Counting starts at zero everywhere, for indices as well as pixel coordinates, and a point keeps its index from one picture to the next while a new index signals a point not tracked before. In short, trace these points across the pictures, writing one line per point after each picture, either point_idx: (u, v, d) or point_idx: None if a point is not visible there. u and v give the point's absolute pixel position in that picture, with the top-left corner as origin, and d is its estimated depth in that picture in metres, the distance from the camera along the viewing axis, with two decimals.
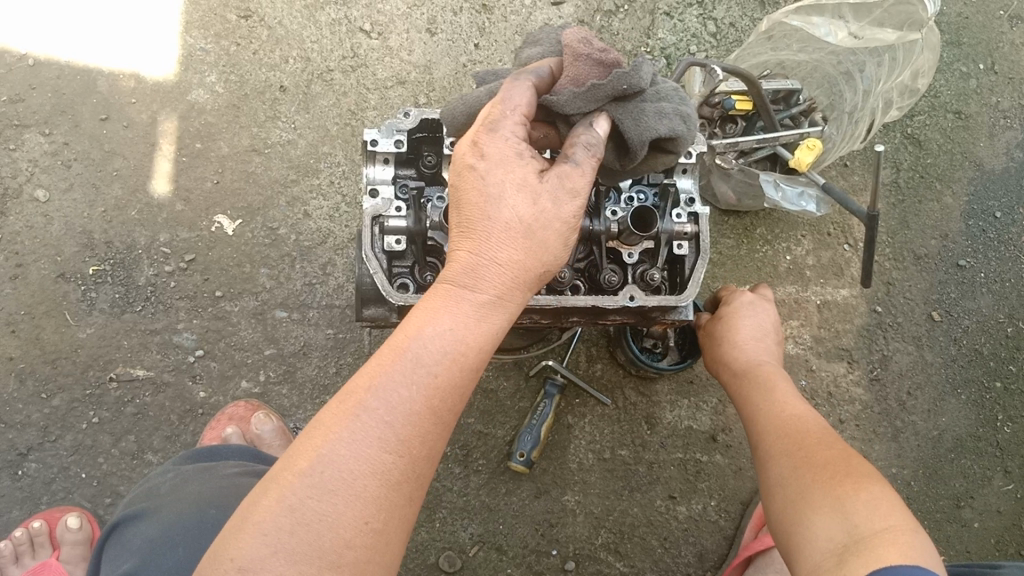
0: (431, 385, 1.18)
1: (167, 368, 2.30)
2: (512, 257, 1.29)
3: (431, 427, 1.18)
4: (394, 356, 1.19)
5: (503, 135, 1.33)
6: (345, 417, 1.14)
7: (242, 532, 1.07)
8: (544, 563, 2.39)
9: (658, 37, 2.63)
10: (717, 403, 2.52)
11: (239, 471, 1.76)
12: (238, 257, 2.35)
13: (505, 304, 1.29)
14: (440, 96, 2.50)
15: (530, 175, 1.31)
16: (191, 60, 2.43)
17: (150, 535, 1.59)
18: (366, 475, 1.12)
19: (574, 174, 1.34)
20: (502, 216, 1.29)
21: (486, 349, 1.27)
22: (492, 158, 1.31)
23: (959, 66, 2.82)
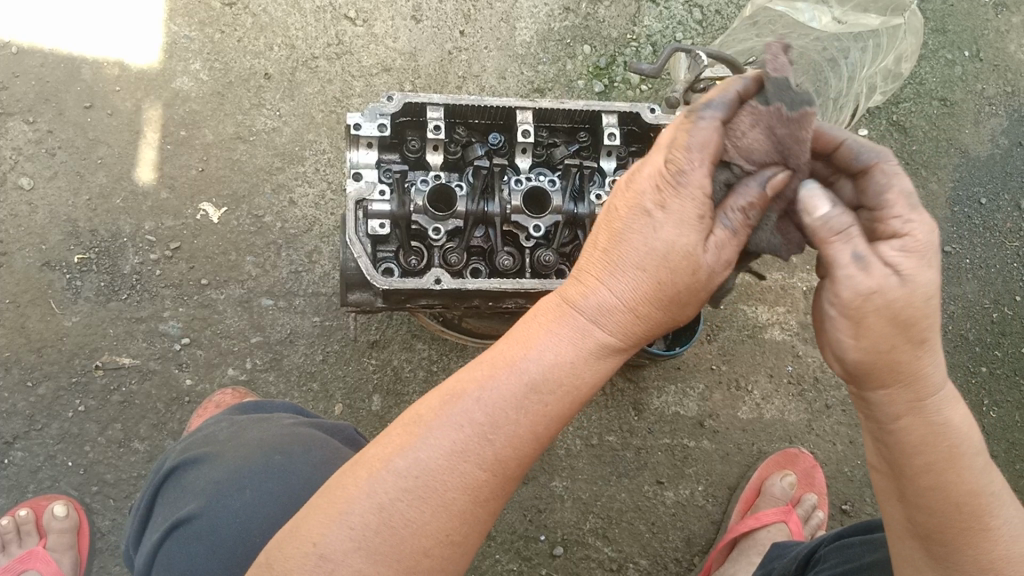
0: (539, 410, 1.12)
1: (153, 356, 2.30)
2: (635, 293, 1.16)
3: (531, 448, 1.13)
4: (506, 368, 1.14)
5: (685, 182, 1.13)
6: (445, 418, 1.12)
7: (326, 512, 1.09)
8: (532, 548, 2.39)
9: (644, 24, 2.63)
10: (703, 389, 2.53)
11: (295, 422, 1.71)
12: (224, 245, 2.35)
13: (627, 341, 1.20)
14: (426, 84, 2.50)
15: (692, 214, 1.13)
16: (176, 48, 2.43)
17: (214, 476, 1.53)
18: (457, 487, 1.10)
19: (727, 242, 1.15)
20: (636, 245, 1.16)
21: (601, 379, 1.20)
22: (669, 205, 1.14)
23: (944, 53, 2.83)
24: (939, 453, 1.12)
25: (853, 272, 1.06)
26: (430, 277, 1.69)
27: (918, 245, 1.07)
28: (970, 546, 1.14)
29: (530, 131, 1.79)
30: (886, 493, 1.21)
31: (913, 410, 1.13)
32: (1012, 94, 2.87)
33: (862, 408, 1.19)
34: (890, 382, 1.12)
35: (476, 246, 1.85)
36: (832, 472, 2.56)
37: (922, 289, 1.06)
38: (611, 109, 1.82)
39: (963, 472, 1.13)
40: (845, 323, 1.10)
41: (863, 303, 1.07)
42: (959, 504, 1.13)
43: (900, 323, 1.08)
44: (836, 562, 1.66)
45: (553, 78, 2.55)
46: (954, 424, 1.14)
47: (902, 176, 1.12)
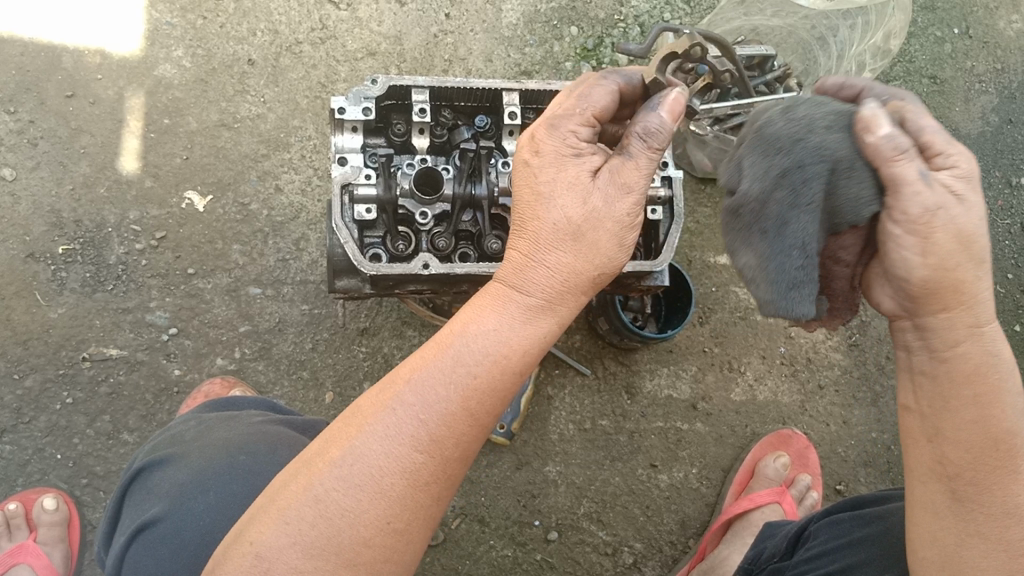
0: (470, 387, 1.16)
1: (141, 347, 2.27)
2: (561, 267, 1.23)
3: (465, 428, 1.16)
4: (435, 353, 1.18)
5: (563, 132, 1.28)
6: (378, 407, 1.16)
7: (269, 515, 1.12)
8: (526, 533, 2.38)
9: (630, 5, 2.62)
10: (695, 371, 2.52)
11: (264, 418, 1.69)
12: (210, 234, 2.33)
13: (552, 310, 1.24)
14: (412, 68, 2.48)
15: (584, 174, 1.25)
16: (158, 35, 2.40)
17: (177, 478, 1.52)
18: (393, 472, 1.13)
19: (628, 168, 1.25)
20: (552, 218, 1.24)
21: (533, 356, 1.23)
22: (545, 150, 1.28)
23: (934, 30, 2.82)
24: (987, 385, 1.20)
25: (927, 185, 1.14)
26: (418, 262, 1.68)
27: (964, 174, 1.18)
28: (1000, 487, 1.19)
29: (517, 113, 1.78)
30: (917, 435, 1.26)
31: (972, 335, 1.21)
32: (1002, 72, 2.86)
33: (915, 341, 1.26)
34: (953, 306, 1.19)
35: (465, 230, 1.83)
36: (826, 452, 2.55)
37: (973, 210, 1.16)
38: None
39: (1006, 409, 1.19)
40: (909, 238, 1.16)
41: (931, 220, 1.14)
42: (997, 441, 1.19)
43: (967, 240, 1.16)
44: (827, 538, 1.66)
45: (540, 60, 2.53)
46: (1004, 360, 1.22)
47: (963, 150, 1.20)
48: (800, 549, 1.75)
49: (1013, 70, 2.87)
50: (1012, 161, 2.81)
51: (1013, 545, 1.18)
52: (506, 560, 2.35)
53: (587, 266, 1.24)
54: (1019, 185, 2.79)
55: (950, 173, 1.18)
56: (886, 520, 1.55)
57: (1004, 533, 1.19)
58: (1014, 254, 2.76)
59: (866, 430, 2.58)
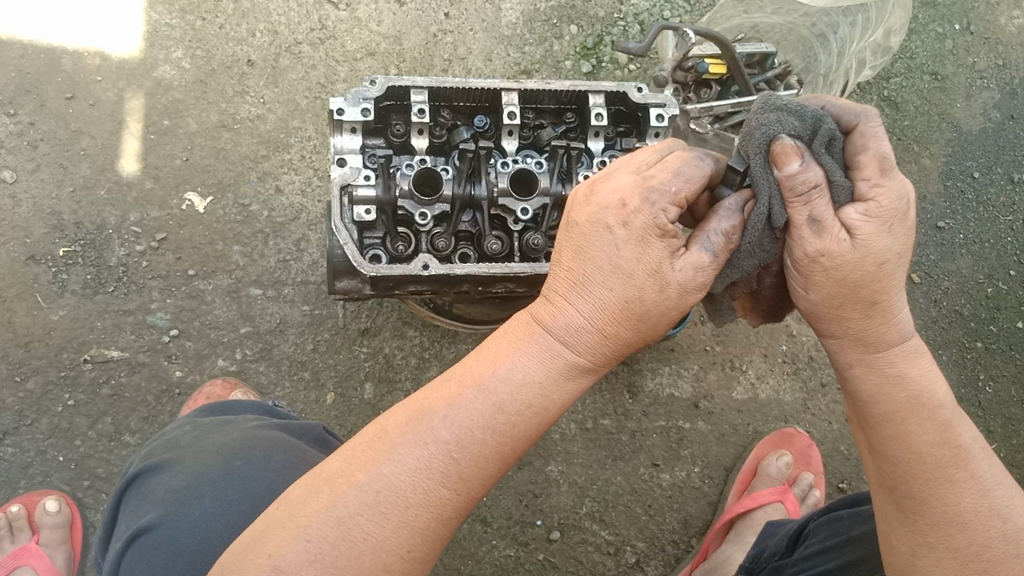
0: (507, 431, 1.18)
1: (142, 349, 2.27)
2: (604, 317, 1.22)
3: (491, 469, 1.19)
4: (472, 391, 1.19)
5: (654, 208, 1.20)
6: (409, 440, 1.16)
7: (288, 529, 1.12)
8: (529, 533, 2.37)
9: (630, 3, 2.62)
10: (697, 369, 2.52)
11: (261, 423, 1.68)
12: (210, 235, 2.33)
13: (591, 363, 1.25)
14: (411, 68, 2.48)
15: (658, 255, 1.19)
16: (157, 36, 2.40)
17: (173, 484, 1.52)
18: (418, 504, 1.15)
19: (705, 265, 1.21)
20: (607, 278, 1.21)
21: (562, 406, 1.24)
22: (626, 218, 1.20)
23: (935, 26, 2.81)
24: (896, 404, 1.22)
25: (814, 230, 1.17)
26: (418, 263, 1.68)
27: (880, 209, 1.16)
28: (937, 499, 1.21)
29: (516, 113, 1.77)
30: (863, 448, 1.30)
31: (869, 360, 1.24)
32: (1003, 68, 2.85)
33: (830, 360, 1.30)
34: (847, 334, 1.24)
35: (464, 230, 1.83)
36: (828, 450, 2.55)
37: (874, 253, 1.16)
38: (597, 88, 1.80)
39: (925, 424, 1.21)
40: (799, 276, 1.22)
41: (813, 263, 1.18)
42: (923, 455, 1.20)
43: (860, 280, 1.17)
44: (826, 535, 1.66)
45: (540, 59, 2.53)
46: (914, 377, 1.22)
47: (882, 141, 1.21)
48: (800, 546, 1.74)
49: (1014, 66, 2.86)
50: (1013, 157, 2.80)
51: (959, 553, 1.21)
52: (509, 560, 2.35)
53: (634, 325, 1.23)
54: (1021, 182, 2.79)
55: (863, 209, 1.17)
56: None
57: (950, 542, 1.21)
58: (1016, 250, 2.75)
59: None
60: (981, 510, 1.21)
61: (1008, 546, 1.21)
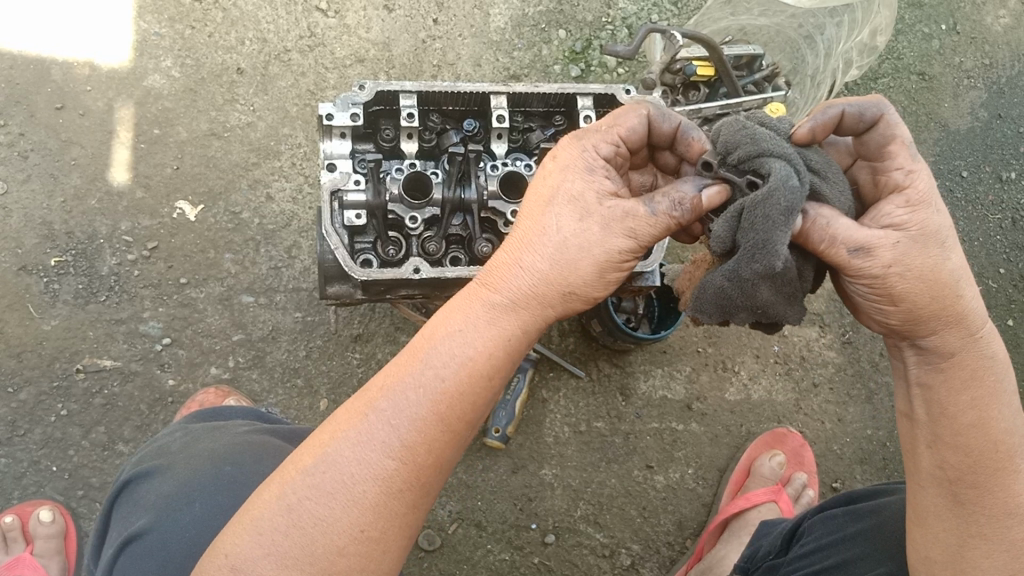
0: (439, 392, 1.18)
1: (134, 358, 2.27)
2: (540, 273, 1.23)
3: (438, 435, 1.18)
4: (410, 361, 1.20)
5: (585, 147, 1.31)
6: (354, 419, 1.19)
7: (244, 523, 1.17)
8: (523, 537, 2.37)
9: (618, 6, 2.63)
10: (690, 371, 2.53)
11: (251, 428, 1.69)
12: (202, 243, 2.33)
13: (530, 314, 1.24)
14: (401, 74, 2.49)
15: (589, 194, 1.26)
16: (146, 46, 2.40)
17: (164, 490, 1.51)
18: (364, 481, 1.16)
19: (639, 216, 1.23)
20: (546, 233, 1.24)
21: (507, 359, 1.23)
22: (561, 160, 1.31)
23: (921, 27, 2.83)
24: (984, 389, 1.24)
25: (864, 254, 1.16)
26: (409, 266, 1.68)
27: (921, 194, 1.19)
28: (1000, 488, 1.25)
29: (505, 116, 1.78)
30: (916, 440, 1.29)
31: (966, 345, 1.23)
32: (990, 67, 2.87)
33: (909, 356, 1.27)
34: (942, 328, 1.21)
35: (455, 234, 1.84)
36: (821, 450, 2.56)
37: (933, 237, 1.17)
38: (586, 91, 1.81)
39: (1004, 411, 1.25)
40: (878, 296, 1.20)
41: (886, 278, 1.17)
42: (997, 443, 1.24)
43: (935, 266, 1.17)
44: (822, 534, 1.67)
45: (528, 64, 2.54)
46: (999, 359, 1.26)
47: (901, 127, 1.24)
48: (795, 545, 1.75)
49: (1001, 66, 2.88)
50: (1001, 156, 2.82)
51: (1013, 544, 1.25)
52: (503, 563, 2.35)
53: (563, 272, 1.23)
54: (1009, 180, 2.81)
55: (905, 198, 1.19)
56: (880, 516, 1.56)
57: (1006, 534, 1.25)
58: (1005, 248, 2.76)
59: (861, 428, 2.59)
60: None
61: None
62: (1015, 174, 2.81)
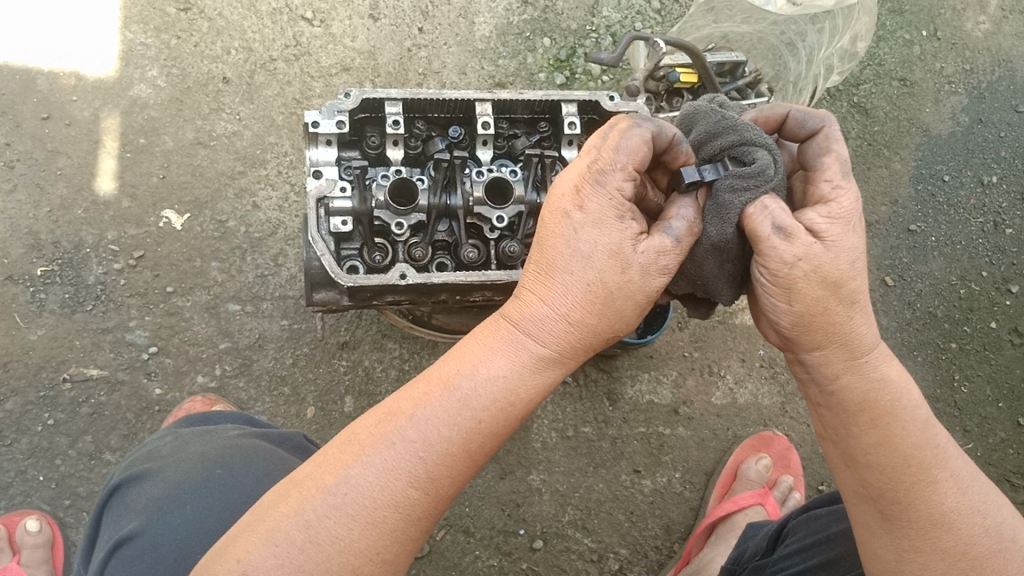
0: (473, 429, 1.21)
1: (121, 367, 2.27)
2: (572, 315, 1.26)
3: (461, 471, 1.21)
4: (442, 391, 1.21)
5: (608, 187, 1.27)
6: (380, 441, 1.19)
7: (258, 532, 1.14)
8: (512, 543, 2.38)
9: (602, 15, 2.65)
10: (676, 375, 2.54)
11: (238, 432, 1.69)
12: (188, 252, 2.33)
13: (557, 359, 1.29)
14: (386, 82, 2.50)
15: (626, 240, 1.26)
16: (132, 56, 2.41)
17: (153, 494, 1.52)
18: (387, 506, 1.17)
19: (669, 250, 1.29)
20: (582, 274, 1.26)
21: (531, 403, 1.28)
22: (587, 206, 1.27)
23: (902, 33, 2.86)
24: (878, 408, 1.25)
25: (779, 239, 1.22)
26: (395, 272, 1.69)
27: (842, 210, 1.25)
28: (923, 502, 1.24)
29: (489, 123, 1.80)
30: (835, 460, 1.32)
31: (850, 368, 1.27)
32: (971, 72, 2.90)
33: (805, 375, 1.33)
34: (826, 342, 1.26)
35: (441, 240, 1.85)
36: (807, 453, 2.58)
37: (846, 251, 1.23)
38: (569, 98, 1.83)
39: (907, 427, 1.25)
40: (777, 289, 1.25)
41: (791, 269, 1.22)
42: (906, 460, 1.23)
43: (830, 273, 1.22)
44: (805, 534, 1.68)
45: (513, 72, 2.56)
46: (892, 378, 1.27)
47: (841, 144, 1.31)
48: (780, 545, 1.77)
49: (981, 71, 2.91)
50: (982, 160, 2.85)
51: (947, 554, 1.23)
52: (492, 569, 2.36)
53: (594, 317, 1.27)
54: (990, 184, 2.83)
55: (827, 212, 1.25)
56: None
57: (937, 544, 1.23)
58: (987, 251, 2.79)
59: None
60: (962, 510, 1.24)
61: (991, 542, 1.25)
62: (996, 178, 2.84)
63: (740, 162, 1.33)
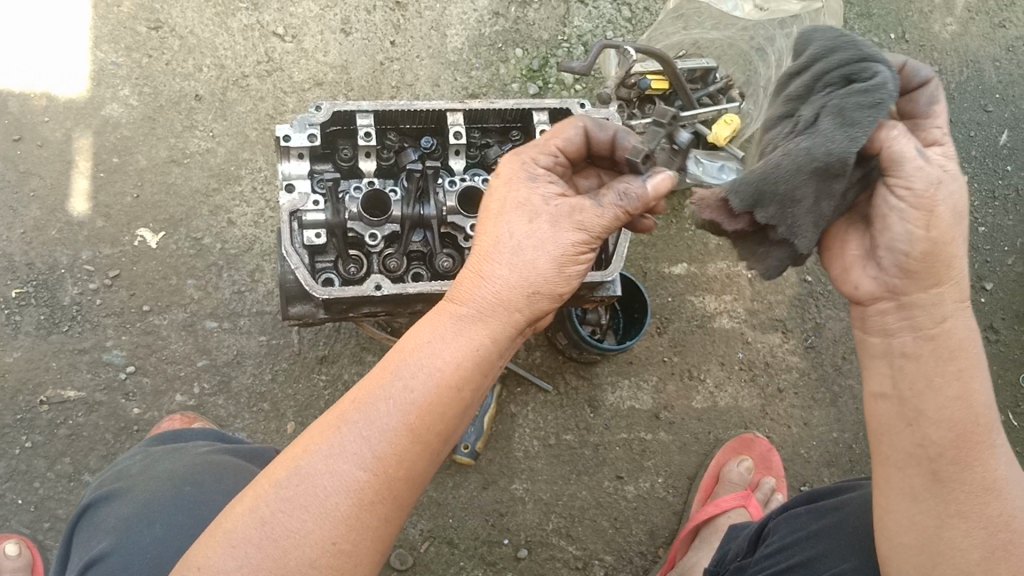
0: (410, 399, 1.20)
1: (98, 387, 2.26)
2: (504, 281, 1.29)
3: (411, 448, 1.19)
4: (382, 373, 1.23)
5: (523, 156, 1.40)
6: (326, 431, 1.20)
7: (213, 538, 1.15)
8: (496, 552, 2.38)
9: (574, 24, 2.66)
10: (656, 381, 2.55)
11: (211, 448, 1.68)
12: (164, 270, 2.33)
13: (499, 324, 1.28)
14: (359, 95, 2.50)
15: (535, 197, 1.35)
16: (103, 75, 2.41)
17: (123, 513, 1.51)
18: (337, 493, 1.16)
19: (587, 209, 1.35)
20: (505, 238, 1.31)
21: (478, 369, 1.26)
22: (503, 173, 1.40)
23: (871, 36, 2.89)
24: (965, 358, 1.27)
25: (922, 160, 1.20)
26: (370, 283, 1.70)
27: (952, 151, 1.26)
28: (982, 464, 1.26)
29: (461, 132, 1.81)
30: (892, 419, 1.30)
31: (959, 312, 1.27)
32: (940, 74, 2.93)
33: (892, 324, 1.30)
34: (942, 280, 1.25)
35: (415, 251, 1.85)
36: (789, 454, 2.59)
37: (965, 185, 1.24)
38: (540, 106, 1.84)
39: (982, 382, 1.27)
40: (918, 213, 1.20)
41: (934, 192, 1.20)
42: (976, 416, 1.26)
43: (959, 212, 1.22)
44: (786, 532, 1.69)
45: (487, 82, 2.57)
46: (977, 335, 1.30)
47: (943, 91, 1.31)
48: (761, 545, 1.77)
49: (949, 72, 2.94)
50: None
51: (990, 522, 1.26)
52: None
53: (524, 276, 1.29)
54: None
55: (943, 151, 1.25)
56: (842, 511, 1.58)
57: (984, 510, 1.26)
58: None
59: (828, 430, 2.61)
60: (1007, 479, 1.28)
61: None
62: (968, 176, 2.86)
63: (856, 79, 1.27)
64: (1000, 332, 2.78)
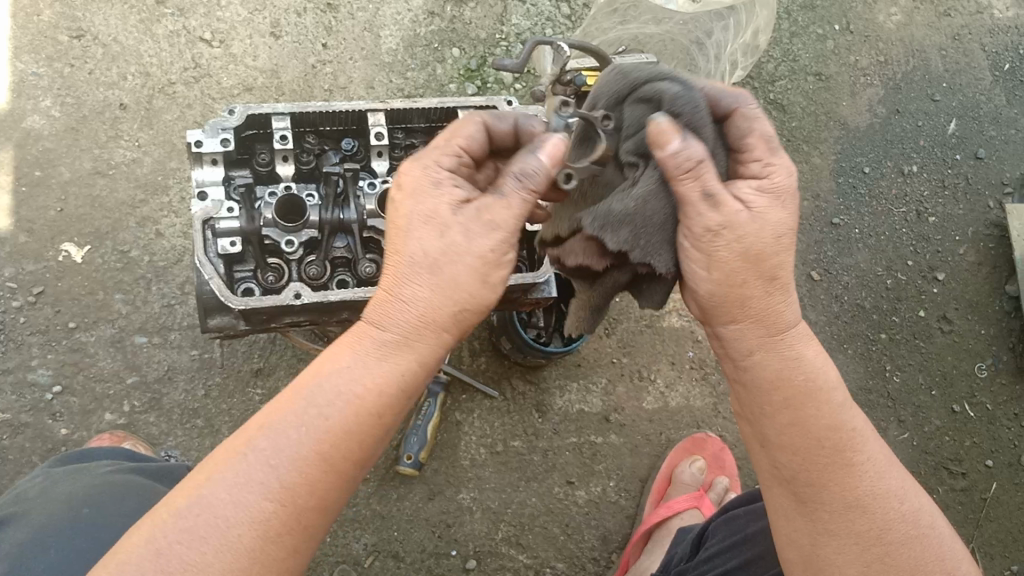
0: (323, 430, 1.15)
1: (23, 409, 2.18)
2: (421, 304, 1.20)
3: (322, 479, 1.15)
4: (292, 398, 1.17)
5: (423, 164, 1.26)
6: (231, 458, 1.14)
7: (107, 567, 1.09)
8: (444, 565, 2.32)
9: (511, 23, 2.61)
10: (606, 383, 2.50)
11: (114, 467, 1.62)
12: (90, 285, 2.25)
13: (413, 345, 1.22)
14: (291, 100, 2.45)
15: (443, 207, 1.21)
16: (24, 86, 2.33)
17: (16, 538, 1.43)
18: (241, 523, 1.11)
19: (495, 206, 1.20)
20: (412, 251, 1.20)
21: (397, 395, 1.21)
22: (405, 184, 1.25)
23: (814, 28, 2.86)
24: (795, 388, 1.25)
25: (710, 203, 1.18)
26: (289, 292, 1.63)
27: (774, 186, 1.23)
28: (838, 484, 1.24)
29: (383, 133, 1.75)
30: (750, 442, 1.32)
31: (764, 347, 1.26)
32: (886, 64, 2.90)
33: (719, 351, 1.32)
34: (749, 318, 1.25)
35: (339, 256, 1.78)
36: (742, 453, 2.56)
37: (770, 226, 1.21)
38: (465, 104, 1.79)
39: (821, 406, 1.25)
40: (698, 255, 1.22)
41: (715, 238, 1.19)
42: (822, 439, 1.24)
43: (761, 249, 1.21)
44: (724, 535, 1.65)
45: (423, 84, 2.52)
46: (810, 359, 1.28)
47: (762, 121, 1.29)
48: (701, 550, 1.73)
49: (896, 62, 2.90)
50: (902, 150, 2.84)
51: (861, 537, 1.23)
52: None
53: (446, 295, 1.19)
54: (911, 173, 2.83)
55: (755, 186, 1.23)
56: None
57: (851, 527, 1.24)
58: (911, 241, 2.79)
59: None
60: (880, 493, 1.25)
61: (907, 526, 1.25)
62: (916, 167, 2.83)
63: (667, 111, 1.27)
64: (953, 322, 2.75)
